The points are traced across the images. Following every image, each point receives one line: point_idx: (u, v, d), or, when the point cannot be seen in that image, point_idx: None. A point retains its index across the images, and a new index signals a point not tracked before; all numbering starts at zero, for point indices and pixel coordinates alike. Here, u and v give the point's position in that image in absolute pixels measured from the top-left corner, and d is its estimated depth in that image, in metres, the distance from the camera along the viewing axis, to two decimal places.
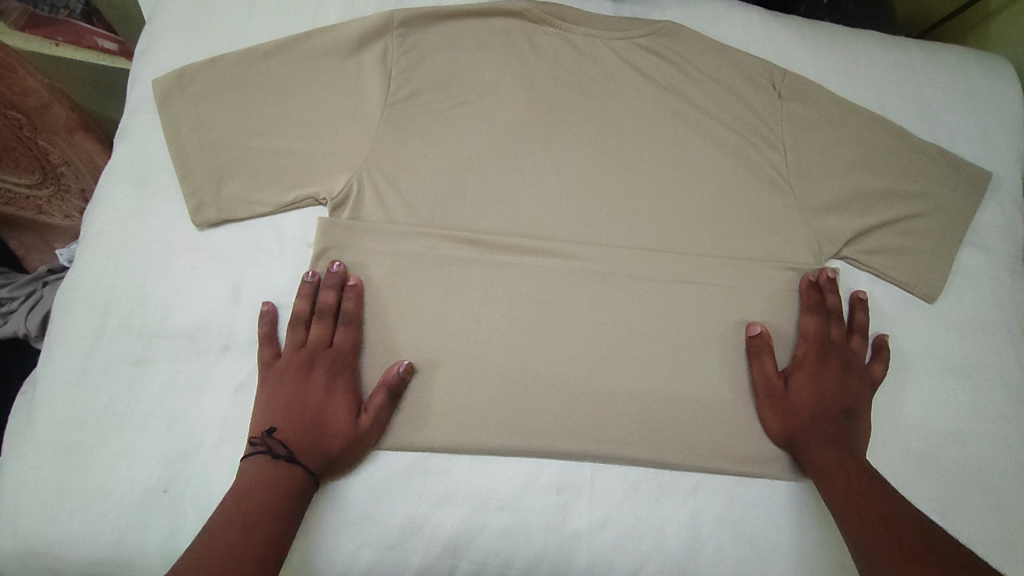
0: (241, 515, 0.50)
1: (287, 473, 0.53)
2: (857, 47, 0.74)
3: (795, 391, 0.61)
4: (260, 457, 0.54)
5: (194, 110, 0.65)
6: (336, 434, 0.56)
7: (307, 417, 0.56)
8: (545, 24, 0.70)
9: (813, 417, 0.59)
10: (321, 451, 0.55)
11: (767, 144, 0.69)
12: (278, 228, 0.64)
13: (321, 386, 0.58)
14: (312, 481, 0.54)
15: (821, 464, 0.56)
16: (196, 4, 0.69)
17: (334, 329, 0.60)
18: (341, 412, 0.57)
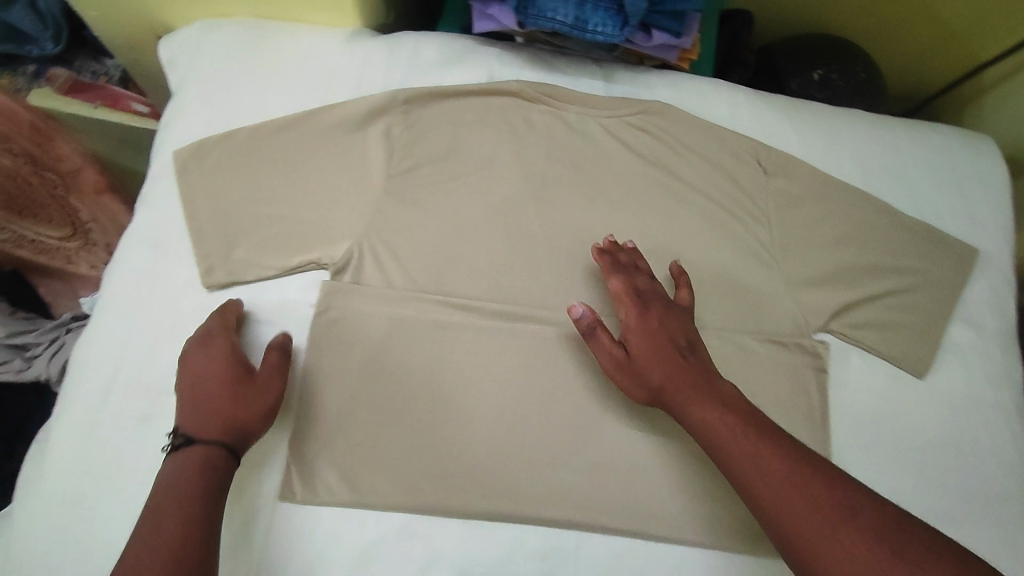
0: (154, 515, 0.51)
1: (189, 458, 0.54)
2: (844, 124, 0.76)
3: (634, 349, 0.59)
4: (171, 454, 0.55)
5: (209, 180, 0.69)
6: (227, 402, 0.57)
7: (196, 402, 0.57)
8: (539, 102, 0.74)
9: (662, 369, 0.58)
10: (220, 416, 0.56)
11: (753, 218, 0.71)
12: (280, 290, 0.67)
13: (201, 366, 0.59)
14: (221, 453, 0.55)
15: (700, 423, 0.55)
16: (216, 81, 0.74)
17: (209, 321, 0.63)
18: (218, 382, 0.58)
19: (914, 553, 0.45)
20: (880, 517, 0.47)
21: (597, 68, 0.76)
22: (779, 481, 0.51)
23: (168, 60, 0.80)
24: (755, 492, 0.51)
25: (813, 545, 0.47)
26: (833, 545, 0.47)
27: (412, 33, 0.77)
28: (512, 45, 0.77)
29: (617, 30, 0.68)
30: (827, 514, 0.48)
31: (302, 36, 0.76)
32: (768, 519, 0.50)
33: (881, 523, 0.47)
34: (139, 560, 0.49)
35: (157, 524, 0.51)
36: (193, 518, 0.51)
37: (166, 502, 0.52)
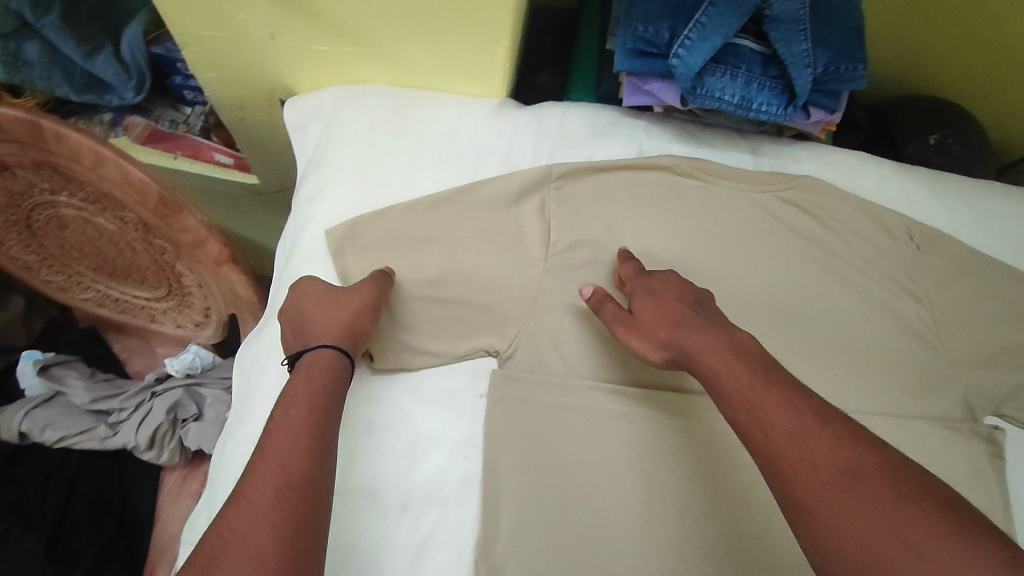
0: (272, 435, 0.51)
1: (302, 372, 0.56)
2: (987, 198, 0.77)
3: (641, 317, 0.61)
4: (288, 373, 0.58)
5: (367, 261, 0.67)
6: (325, 313, 0.61)
7: (302, 319, 0.62)
8: (692, 177, 0.73)
9: (666, 320, 0.58)
10: (325, 323, 0.60)
11: (910, 296, 0.71)
12: (445, 380, 0.65)
13: (298, 293, 0.64)
14: (327, 381, 0.56)
15: (709, 370, 0.53)
16: (362, 155, 0.72)
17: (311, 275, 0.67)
18: (315, 300, 0.62)
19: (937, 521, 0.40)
20: (889, 484, 0.42)
21: (743, 141, 0.76)
22: (789, 455, 0.45)
23: (297, 126, 0.78)
24: (763, 455, 0.46)
25: (828, 508, 0.42)
26: (848, 503, 0.42)
27: (557, 103, 0.76)
28: (657, 117, 0.76)
29: (782, 109, 0.68)
30: (842, 473, 0.43)
31: (447, 106, 0.74)
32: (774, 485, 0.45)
33: (912, 491, 0.42)
34: (260, 477, 0.48)
35: (263, 465, 0.49)
36: (309, 444, 0.51)
37: (281, 423, 0.52)
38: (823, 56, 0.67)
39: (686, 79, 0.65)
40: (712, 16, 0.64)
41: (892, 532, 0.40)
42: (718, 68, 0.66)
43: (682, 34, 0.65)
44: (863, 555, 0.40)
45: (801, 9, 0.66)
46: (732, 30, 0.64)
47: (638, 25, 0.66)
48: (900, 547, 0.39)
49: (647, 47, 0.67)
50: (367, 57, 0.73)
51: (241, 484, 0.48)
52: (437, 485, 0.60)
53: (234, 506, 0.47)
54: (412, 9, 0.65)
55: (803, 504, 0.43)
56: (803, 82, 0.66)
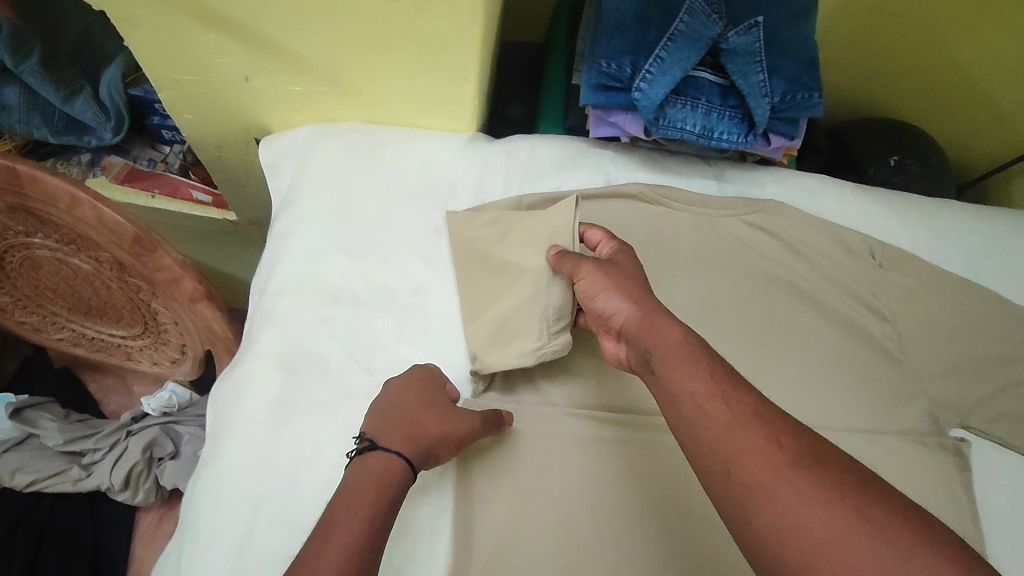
0: (323, 532, 0.48)
1: (367, 467, 0.53)
2: (945, 215, 0.79)
3: (614, 275, 0.57)
4: (353, 463, 0.55)
5: (342, 296, 0.68)
6: (420, 410, 0.58)
7: (385, 408, 0.59)
8: (657, 204, 0.75)
9: (636, 287, 0.55)
10: (406, 426, 0.57)
11: (875, 314, 0.73)
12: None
13: (398, 380, 0.61)
14: (400, 470, 0.54)
15: (676, 391, 0.48)
16: (334, 191, 0.73)
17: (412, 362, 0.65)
18: (421, 393, 0.60)
19: (872, 514, 0.39)
20: (893, 524, 0.38)
21: (708, 167, 0.79)
22: (716, 424, 0.45)
23: (271, 164, 0.79)
24: (690, 421, 0.46)
25: (749, 477, 0.42)
26: (768, 475, 0.41)
27: (526, 136, 0.78)
28: (624, 147, 0.78)
29: (742, 137, 0.71)
30: (825, 509, 0.39)
31: (419, 141, 0.75)
32: (694, 447, 0.46)
33: (895, 521, 0.38)
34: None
35: (329, 537, 0.47)
36: (368, 546, 0.48)
37: (338, 521, 0.49)
38: (779, 86, 0.70)
39: (648, 111, 0.67)
40: (671, 50, 0.67)
41: (815, 514, 0.39)
42: (679, 100, 0.69)
43: (643, 69, 0.67)
44: (780, 530, 0.39)
45: (756, 43, 0.69)
46: (690, 64, 0.67)
47: (601, 61, 0.68)
48: (829, 532, 0.38)
49: (611, 82, 0.69)
50: (340, 95, 0.75)
51: (304, 551, 0.47)
52: (409, 515, 0.60)
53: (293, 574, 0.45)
54: (381, 49, 0.67)
55: (729, 474, 0.43)
56: (762, 111, 0.69)
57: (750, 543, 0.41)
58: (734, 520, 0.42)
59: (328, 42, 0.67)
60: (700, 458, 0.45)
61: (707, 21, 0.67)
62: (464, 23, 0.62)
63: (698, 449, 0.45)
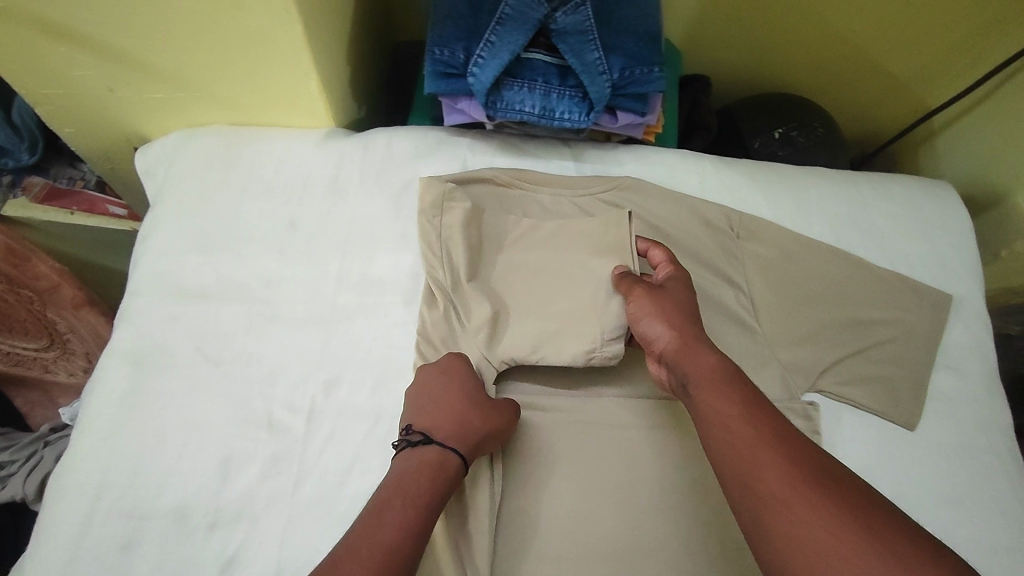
0: (377, 517, 0.52)
1: (423, 460, 0.57)
2: (808, 183, 0.80)
3: (665, 299, 0.61)
4: (403, 453, 0.58)
5: (193, 292, 0.69)
6: (472, 406, 0.60)
7: (433, 400, 0.60)
8: (512, 187, 0.76)
9: (680, 313, 0.59)
10: (455, 423, 0.59)
11: (731, 283, 0.73)
12: (253, 388, 0.65)
13: (443, 370, 0.62)
14: (452, 465, 0.57)
15: (706, 414, 0.52)
16: (193, 191, 0.75)
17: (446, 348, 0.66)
18: (468, 388, 0.61)
19: (889, 542, 0.40)
20: (900, 546, 0.40)
21: (566, 149, 0.80)
22: (742, 445, 0.48)
23: (145, 169, 0.81)
24: (718, 439, 0.50)
25: (767, 493, 0.45)
26: (785, 492, 0.44)
27: (385, 130, 0.80)
28: (483, 134, 0.80)
29: (584, 116, 0.71)
30: (831, 526, 0.42)
31: (277, 140, 0.78)
32: (722, 464, 0.49)
33: (903, 545, 0.40)
34: (359, 557, 0.49)
35: (380, 523, 0.51)
36: (417, 534, 0.52)
37: (393, 510, 0.53)
38: (617, 62, 0.70)
39: (482, 95, 0.69)
40: (501, 34, 0.68)
41: (822, 527, 0.42)
42: (516, 82, 0.70)
43: (476, 54, 0.69)
44: (790, 543, 0.42)
45: (587, 21, 0.69)
46: (518, 46, 0.68)
47: (435, 49, 0.69)
48: (840, 546, 0.41)
49: (448, 69, 0.70)
50: (198, 100, 0.77)
51: (355, 532, 0.51)
52: (248, 500, 0.60)
53: (342, 552, 0.50)
54: (218, 52, 0.69)
55: (748, 488, 0.46)
56: (598, 89, 0.69)
57: (762, 553, 0.44)
58: (750, 529, 0.45)
59: (166, 48, 0.69)
60: (725, 473, 0.48)
61: (533, 2, 0.68)
62: (282, 20, 0.64)
63: (723, 466, 0.49)
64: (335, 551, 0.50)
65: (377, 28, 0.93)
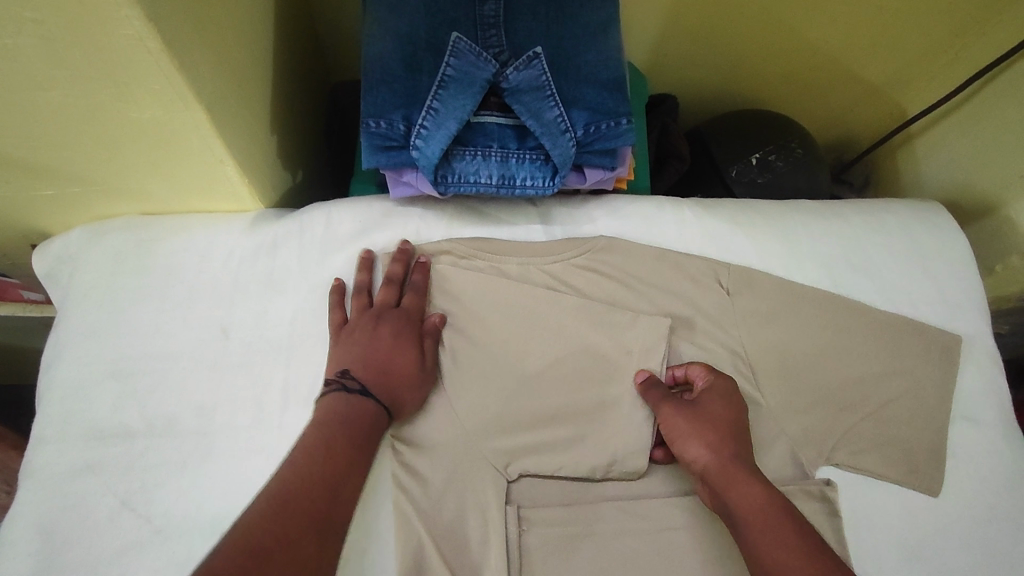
0: (325, 462, 0.50)
1: (354, 407, 0.55)
2: (797, 221, 0.73)
3: (700, 416, 0.58)
4: (335, 393, 0.55)
5: (115, 432, 0.59)
6: (407, 378, 0.58)
7: (376, 359, 0.58)
8: (475, 261, 0.67)
9: (719, 435, 0.57)
10: (386, 377, 0.58)
11: (725, 349, 0.66)
12: (194, 542, 0.55)
13: (390, 334, 0.60)
14: (377, 412, 0.56)
15: (756, 551, 0.50)
16: (101, 305, 0.64)
17: (399, 294, 0.64)
18: (413, 359, 0.59)
19: None
20: None
21: (532, 209, 0.71)
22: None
23: (45, 275, 0.68)
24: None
25: None
26: None
27: (322, 204, 0.69)
28: (436, 199, 0.70)
29: (548, 181, 0.62)
30: None
31: (195, 232, 0.67)
32: None
33: None
34: (300, 495, 0.47)
35: (322, 468, 0.49)
36: (354, 489, 0.51)
37: (338, 461, 0.50)
38: (580, 117, 0.61)
39: (430, 171, 0.59)
40: (444, 99, 0.59)
41: None
42: (467, 150, 0.61)
43: (417, 123, 0.59)
44: None
45: (542, 76, 0.60)
46: (467, 112, 0.59)
47: (369, 121, 0.59)
48: None
49: (387, 142, 0.60)
50: (95, 193, 0.64)
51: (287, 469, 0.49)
52: None
53: (280, 481, 0.47)
54: (110, 148, 0.57)
55: None
56: (562, 150, 0.61)
57: None
58: None
59: (40, 148, 0.56)
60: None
61: (478, 61, 0.59)
62: (178, 109, 0.53)
63: None
64: (281, 480, 0.47)
65: (306, 77, 0.82)
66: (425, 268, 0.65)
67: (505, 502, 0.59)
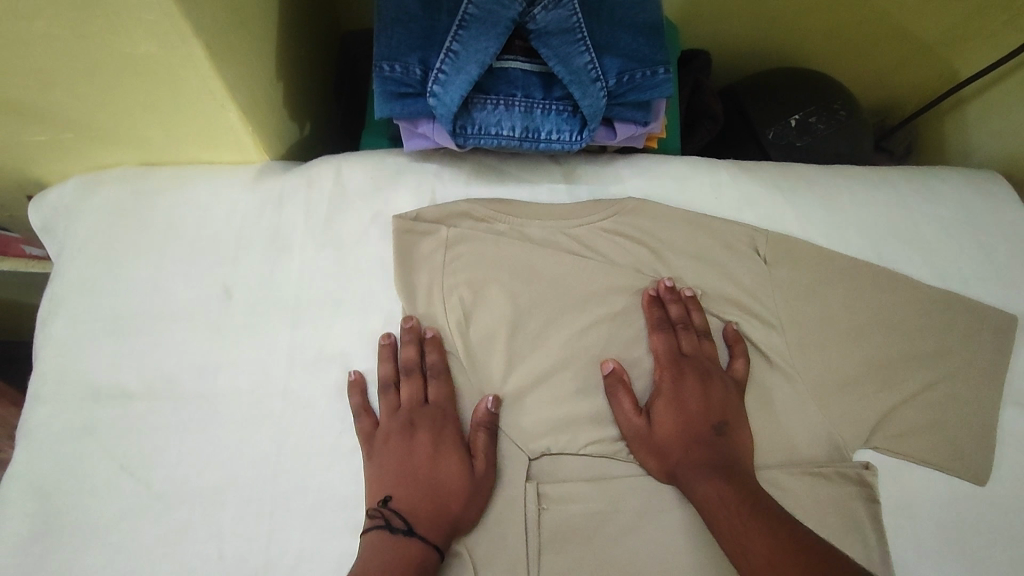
0: None
1: (403, 554, 0.49)
2: (841, 186, 0.68)
3: (661, 402, 0.57)
4: (374, 534, 0.50)
5: (112, 395, 0.56)
6: (456, 493, 0.52)
7: (419, 476, 0.53)
8: (494, 222, 0.62)
9: (675, 416, 0.56)
10: (428, 499, 0.52)
11: (761, 322, 0.61)
12: (194, 512, 0.53)
13: (429, 446, 0.54)
14: (431, 555, 0.50)
15: (703, 500, 0.52)
16: (97, 261, 0.60)
17: (425, 385, 0.57)
18: (460, 465, 0.53)
19: None
20: None
21: (556, 167, 0.66)
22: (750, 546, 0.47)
23: (41, 228, 0.64)
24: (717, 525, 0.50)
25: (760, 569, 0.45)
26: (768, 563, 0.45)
27: (330, 158, 0.65)
28: (452, 155, 0.66)
29: (575, 135, 0.57)
30: None
31: (196, 184, 0.63)
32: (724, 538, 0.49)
33: None
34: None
35: None
36: None
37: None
38: (612, 65, 0.56)
39: (448, 121, 0.54)
40: (465, 40, 0.54)
41: None
42: (488, 99, 0.56)
43: (435, 68, 0.54)
44: None
45: (573, 16, 0.54)
46: (489, 55, 0.53)
47: (382, 65, 0.54)
48: None
49: (401, 88, 0.55)
50: (90, 141, 0.60)
51: None
52: None
53: None
54: (103, 88, 0.53)
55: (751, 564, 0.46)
56: (592, 101, 0.55)
57: None
58: None
59: (27, 88, 0.52)
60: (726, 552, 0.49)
61: None
62: (175, 46, 0.48)
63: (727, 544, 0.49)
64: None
65: (315, 22, 0.76)
66: (439, 342, 0.58)
67: (526, 480, 0.55)
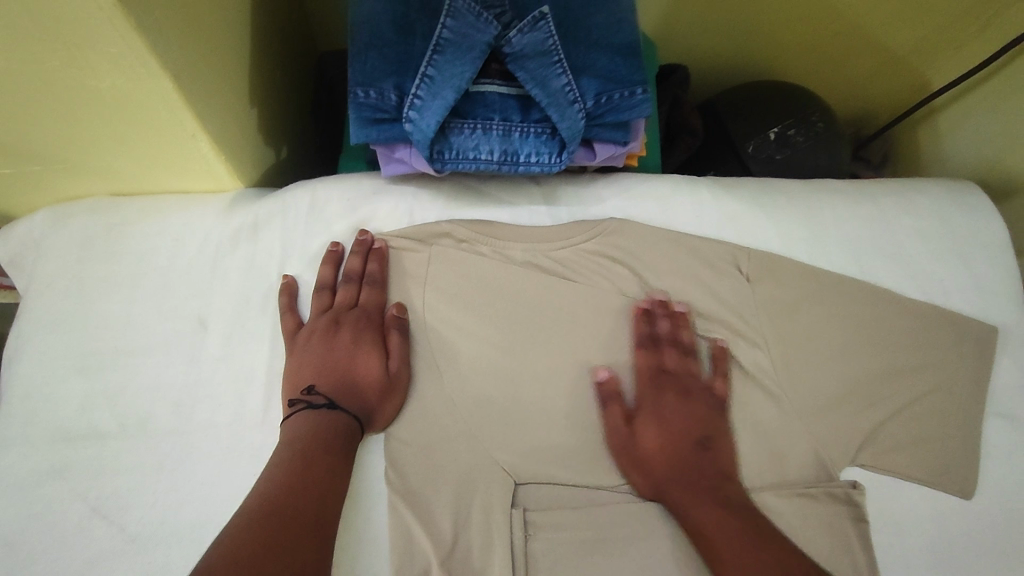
0: (301, 470, 0.47)
1: (323, 422, 0.51)
2: (820, 200, 0.68)
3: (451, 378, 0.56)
4: (302, 413, 0.52)
5: (83, 435, 0.54)
6: (375, 384, 0.55)
7: (337, 368, 0.55)
8: (477, 246, 0.61)
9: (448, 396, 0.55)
10: (347, 388, 0.54)
11: (745, 340, 0.61)
12: (170, 555, 0.51)
13: (350, 341, 0.56)
14: (353, 425, 0.52)
15: (697, 525, 0.52)
16: (66, 296, 0.59)
17: (360, 291, 0.59)
18: (377, 363, 0.55)
19: None
20: None
21: (535, 188, 0.65)
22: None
23: (8, 263, 0.62)
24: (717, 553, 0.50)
25: None
26: None
27: (304, 181, 0.63)
28: (431, 178, 0.65)
29: (554, 157, 0.57)
30: None
31: (168, 214, 0.61)
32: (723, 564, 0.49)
33: None
34: (282, 501, 0.44)
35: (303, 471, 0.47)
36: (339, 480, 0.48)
37: (318, 460, 0.48)
38: (590, 86, 0.56)
39: (425, 146, 0.54)
40: (440, 65, 0.53)
41: None
42: (466, 123, 0.55)
43: (410, 93, 0.53)
44: None
45: (549, 39, 0.54)
46: (465, 80, 0.53)
47: (357, 90, 0.53)
48: None
49: (377, 114, 0.54)
50: (57, 173, 0.59)
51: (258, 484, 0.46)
52: None
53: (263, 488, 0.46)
54: (66, 120, 0.51)
55: None
56: (570, 123, 0.55)
57: None
58: None
59: None
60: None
61: (477, 22, 0.52)
62: (140, 77, 0.47)
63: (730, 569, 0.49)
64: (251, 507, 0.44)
65: (290, 44, 0.75)
66: (382, 255, 0.60)
67: (511, 506, 0.54)
